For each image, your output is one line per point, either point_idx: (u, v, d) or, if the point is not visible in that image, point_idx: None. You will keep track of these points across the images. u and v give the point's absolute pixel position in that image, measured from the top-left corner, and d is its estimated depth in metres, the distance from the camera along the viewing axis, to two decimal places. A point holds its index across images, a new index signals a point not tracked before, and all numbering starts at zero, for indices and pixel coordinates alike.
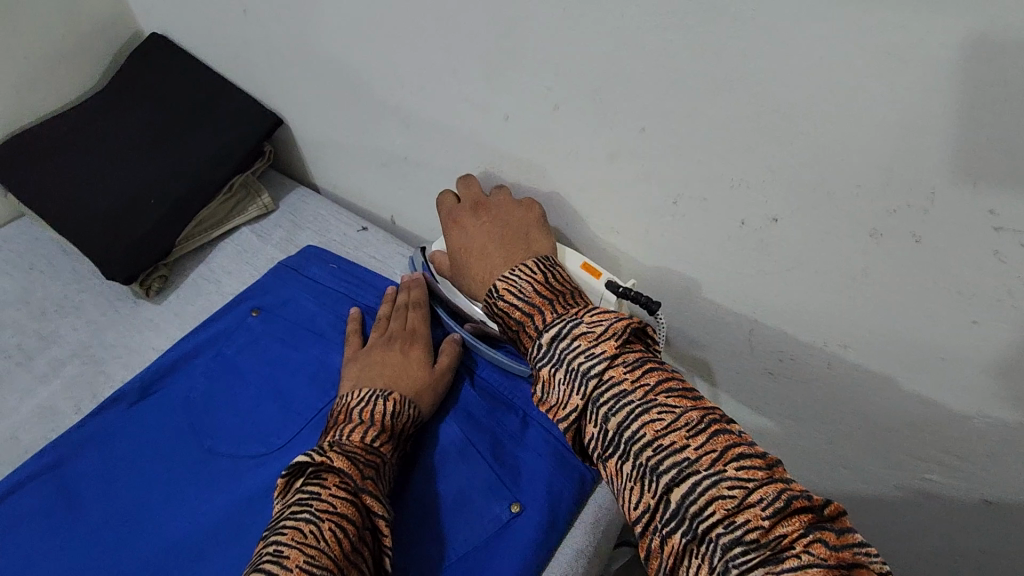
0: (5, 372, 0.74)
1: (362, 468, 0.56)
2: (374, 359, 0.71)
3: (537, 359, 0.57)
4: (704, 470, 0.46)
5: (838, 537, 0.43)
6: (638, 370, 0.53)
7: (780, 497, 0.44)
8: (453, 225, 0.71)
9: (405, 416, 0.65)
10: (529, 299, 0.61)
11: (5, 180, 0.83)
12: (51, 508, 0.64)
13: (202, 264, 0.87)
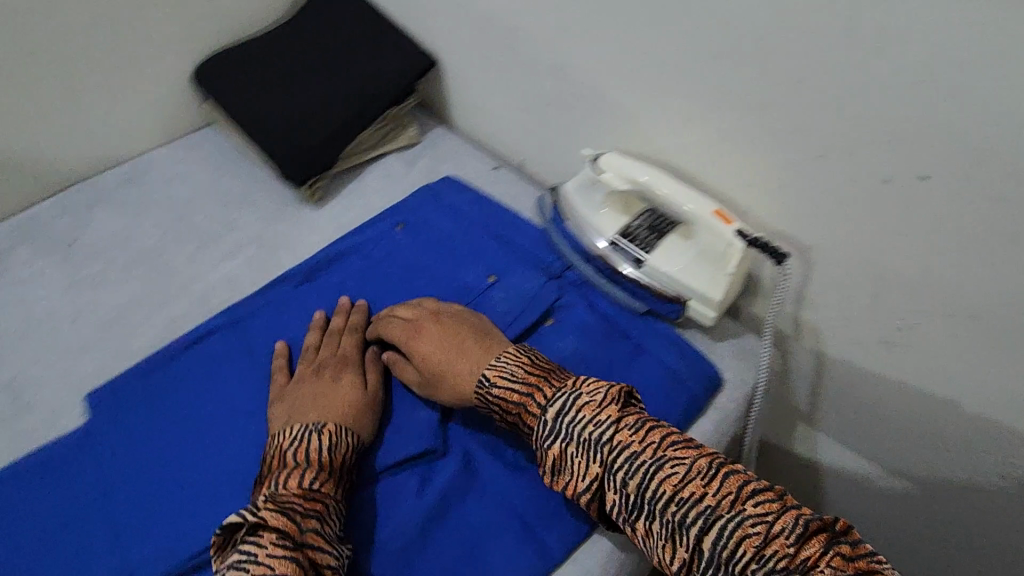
0: (199, 247, 0.87)
1: (300, 521, 0.56)
2: (302, 398, 0.68)
3: (545, 439, 0.60)
4: (726, 513, 0.51)
5: (852, 549, 0.49)
6: (641, 432, 0.57)
7: (798, 523, 0.50)
8: (415, 335, 0.72)
9: (343, 446, 0.64)
10: (524, 380, 0.64)
11: (211, 88, 0.97)
12: (229, 356, 0.75)
13: (354, 181, 0.97)
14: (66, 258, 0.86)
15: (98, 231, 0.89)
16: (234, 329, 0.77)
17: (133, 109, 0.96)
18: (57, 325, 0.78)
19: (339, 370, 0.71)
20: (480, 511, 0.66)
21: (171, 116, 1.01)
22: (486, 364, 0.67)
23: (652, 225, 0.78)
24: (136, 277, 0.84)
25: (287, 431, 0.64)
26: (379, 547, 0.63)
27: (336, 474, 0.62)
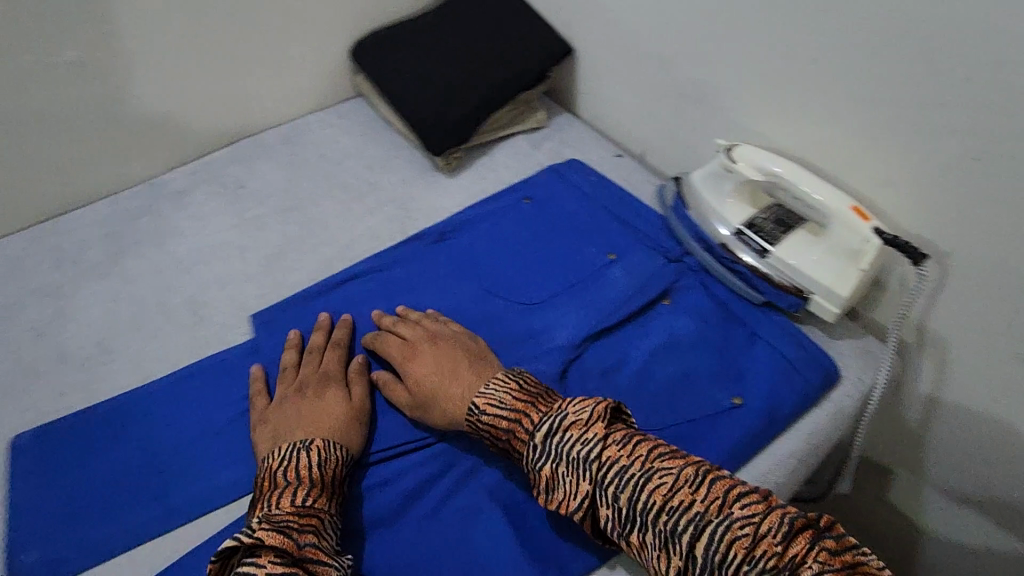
0: (347, 201, 0.97)
1: (297, 537, 0.57)
2: (289, 417, 0.70)
3: (536, 460, 0.61)
4: (715, 518, 0.52)
5: (837, 542, 0.50)
6: (628, 446, 0.59)
7: (784, 522, 0.51)
8: (409, 361, 0.73)
9: (332, 460, 0.65)
10: (512, 406, 0.65)
11: (365, 60, 1.07)
12: (371, 301, 0.84)
13: (485, 156, 1.04)
14: (235, 200, 0.98)
15: (262, 180, 1.01)
16: (377, 277, 0.86)
17: (300, 76, 1.08)
18: (228, 256, 0.90)
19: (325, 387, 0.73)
20: None
21: (328, 84, 1.12)
22: (477, 391, 0.68)
23: (780, 220, 0.80)
24: (293, 222, 0.94)
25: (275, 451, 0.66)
26: (501, 483, 0.70)
27: (328, 486, 0.63)
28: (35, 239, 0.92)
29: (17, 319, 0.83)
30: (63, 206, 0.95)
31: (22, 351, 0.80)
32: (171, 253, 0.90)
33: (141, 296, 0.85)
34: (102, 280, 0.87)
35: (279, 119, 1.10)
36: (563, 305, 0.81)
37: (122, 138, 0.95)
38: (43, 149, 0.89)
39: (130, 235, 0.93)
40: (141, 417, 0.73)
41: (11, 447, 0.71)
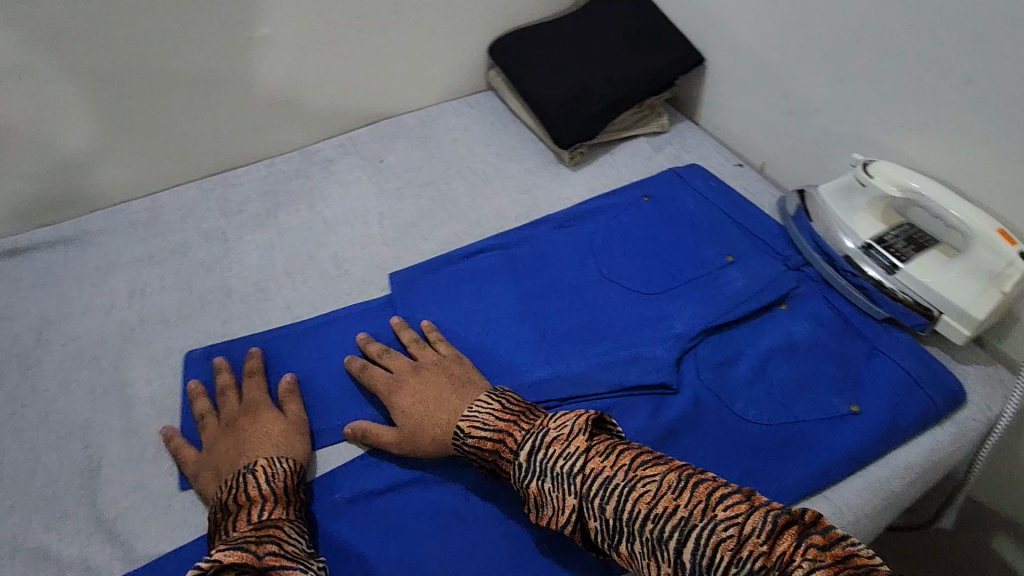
0: (477, 183, 1.05)
1: (256, 547, 0.54)
2: (243, 441, 0.70)
3: (522, 478, 0.60)
4: (699, 521, 0.50)
5: (824, 537, 0.48)
6: (611, 456, 0.57)
7: (767, 520, 0.49)
8: (395, 393, 0.74)
9: (281, 471, 0.66)
10: (495, 427, 0.65)
11: (500, 53, 1.13)
12: (494, 274, 0.89)
13: (607, 154, 1.09)
14: (377, 173, 1.07)
15: (400, 157, 1.10)
16: (504, 253, 0.91)
17: (442, 67, 1.16)
18: (369, 221, 0.99)
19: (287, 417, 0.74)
20: (702, 451, 0.70)
21: (465, 75, 1.20)
22: (461, 414, 0.68)
23: (911, 238, 0.80)
24: (427, 197, 1.03)
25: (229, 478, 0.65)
26: None
27: (283, 499, 0.64)
28: (205, 189, 1.04)
29: (190, 256, 0.94)
30: (228, 164, 1.07)
31: (193, 283, 0.91)
32: (320, 214, 1.00)
33: (294, 247, 0.95)
34: (261, 231, 0.98)
35: (417, 103, 1.19)
36: (680, 299, 0.84)
37: (285, 107, 1.06)
38: (221, 111, 1.01)
39: (284, 194, 1.04)
40: (293, 351, 0.83)
41: (185, 362, 0.82)
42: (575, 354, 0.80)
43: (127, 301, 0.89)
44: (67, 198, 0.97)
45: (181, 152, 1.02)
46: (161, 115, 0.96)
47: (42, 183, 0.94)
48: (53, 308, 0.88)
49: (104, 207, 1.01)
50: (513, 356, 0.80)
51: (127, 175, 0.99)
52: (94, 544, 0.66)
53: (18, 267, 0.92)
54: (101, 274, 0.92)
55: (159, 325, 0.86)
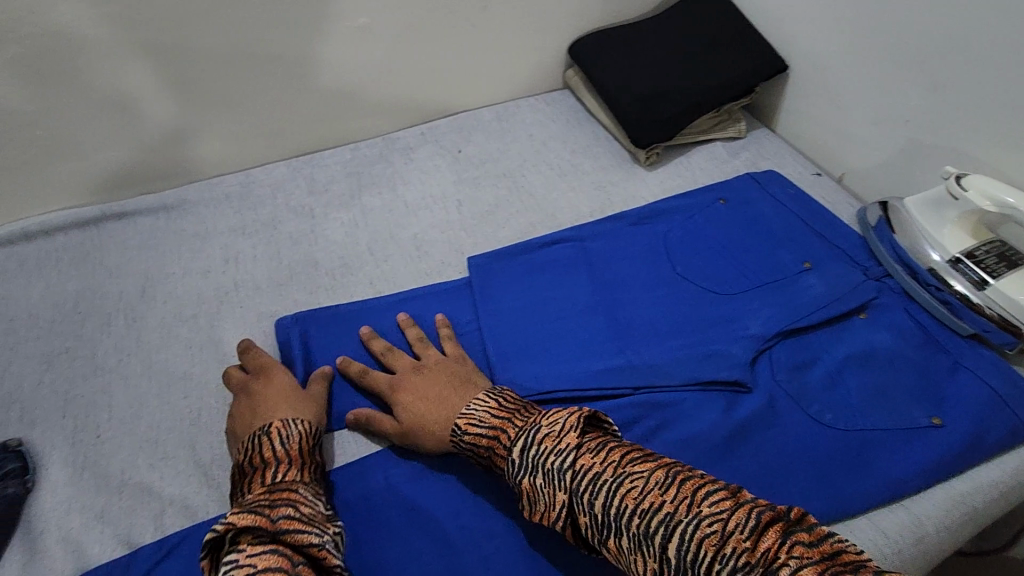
0: (553, 177, 1.07)
1: (269, 513, 0.55)
2: (257, 404, 0.72)
3: (515, 473, 0.60)
4: (684, 517, 0.49)
5: (809, 535, 0.46)
6: (602, 452, 0.57)
7: (752, 517, 0.48)
8: (397, 390, 0.75)
9: (298, 431, 0.68)
10: (491, 423, 0.66)
11: (582, 52, 1.15)
12: (569, 265, 0.90)
13: (682, 157, 1.10)
14: (455, 162, 1.11)
15: (478, 148, 1.14)
16: (579, 245, 0.93)
17: (523, 64, 1.19)
18: (448, 207, 1.03)
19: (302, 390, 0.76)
20: (776, 449, 0.70)
21: (544, 73, 1.23)
22: (460, 412, 0.69)
23: (1003, 255, 0.78)
24: (504, 188, 1.06)
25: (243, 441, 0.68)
26: (692, 442, 0.71)
27: (298, 461, 0.66)
28: (293, 168, 1.10)
29: (280, 229, 1.00)
30: (316, 145, 1.12)
31: (283, 254, 0.96)
32: (401, 197, 1.05)
33: (377, 227, 1.00)
34: (345, 210, 1.03)
35: (496, 97, 1.22)
36: (757, 301, 0.84)
37: (373, 94, 1.10)
38: (315, 94, 1.05)
39: (368, 177, 1.08)
40: (375, 323, 0.86)
41: (276, 326, 0.86)
42: (650, 346, 0.80)
43: (222, 266, 0.94)
44: (169, 168, 1.04)
45: (275, 131, 1.07)
46: (258, 95, 1.01)
47: (149, 152, 1.00)
48: (155, 268, 0.94)
49: (202, 178, 1.07)
50: (586, 343, 0.81)
51: (225, 149, 1.05)
52: (192, 485, 0.71)
53: (124, 229, 0.99)
54: (198, 240, 0.98)
55: (252, 291, 0.91)
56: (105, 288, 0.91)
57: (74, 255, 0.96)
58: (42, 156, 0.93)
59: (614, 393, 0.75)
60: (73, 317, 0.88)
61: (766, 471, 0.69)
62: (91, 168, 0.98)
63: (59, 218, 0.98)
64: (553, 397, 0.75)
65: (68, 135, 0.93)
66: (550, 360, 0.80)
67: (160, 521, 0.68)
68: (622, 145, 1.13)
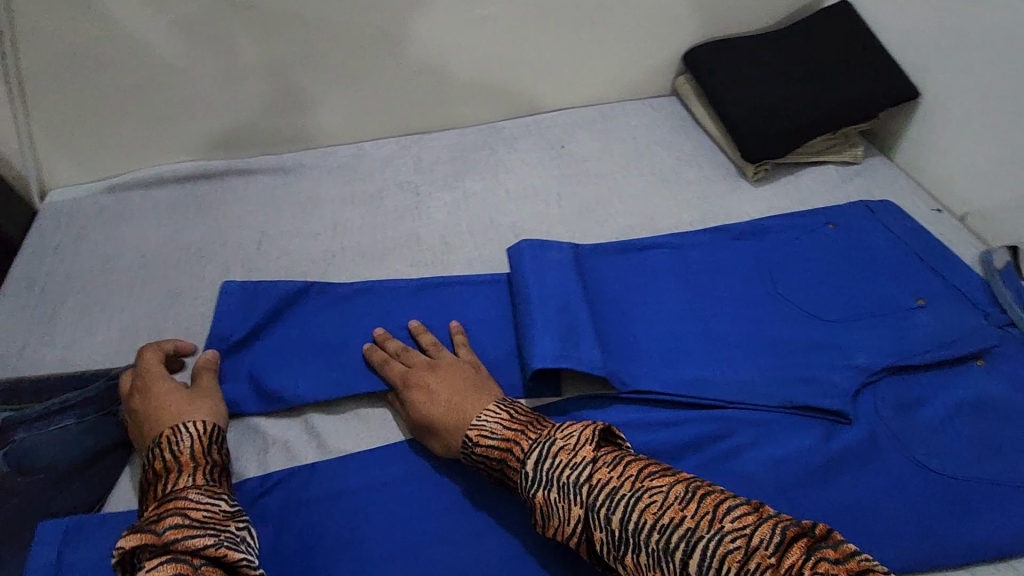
0: (655, 183, 1.07)
1: (158, 528, 0.56)
2: (147, 414, 0.69)
3: (528, 487, 0.60)
4: (706, 533, 0.51)
5: (837, 551, 0.47)
6: (619, 467, 0.58)
7: (776, 533, 0.49)
8: (411, 387, 0.74)
9: (186, 436, 0.66)
10: (503, 436, 0.66)
11: (698, 59, 1.13)
12: (667, 270, 0.89)
13: (791, 176, 1.07)
14: (558, 156, 1.12)
15: (582, 145, 1.14)
16: (679, 252, 0.91)
17: (637, 66, 1.18)
18: (548, 200, 1.05)
19: (198, 388, 0.74)
20: (873, 485, 0.69)
21: (655, 77, 1.22)
22: (470, 421, 0.68)
23: None
24: (605, 187, 1.06)
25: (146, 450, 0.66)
26: (786, 464, 0.70)
27: (191, 464, 0.65)
28: (402, 145, 1.13)
29: (386, 202, 1.04)
30: (425, 126, 1.15)
31: (388, 227, 1.00)
32: (503, 185, 1.07)
33: (478, 211, 1.02)
34: (449, 191, 1.06)
35: (605, 97, 1.22)
36: (866, 331, 0.81)
37: (488, 82, 1.13)
38: (434, 77, 1.09)
39: (473, 162, 1.11)
40: (471, 302, 0.88)
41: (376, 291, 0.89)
42: (749, 362, 0.79)
43: (331, 231, 0.99)
44: (290, 134, 1.09)
45: (391, 109, 1.11)
46: (381, 71, 1.05)
47: (276, 117, 1.06)
48: (270, 224, 1.00)
49: (318, 147, 1.12)
50: (683, 351, 0.80)
51: (342, 121, 1.10)
52: (294, 430, 0.77)
53: (245, 185, 1.06)
54: (311, 203, 1.04)
55: (358, 258, 0.96)
56: (226, 238, 0.98)
57: (200, 204, 1.03)
58: (186, 110, 1.01)
59: (707, 404, 0.75)
60: (196, 260, 0.95)
61: (860, 504, 0.68)
62: (222, 126, 1.05)
63: (191, 167, 1.06)
64: (649, 398, 0.75)
65: (210, 92, 1.00)
66: (647, 360, 0.79)
67: (264, 460, 0.74)
68: (729, 157, 1.11)
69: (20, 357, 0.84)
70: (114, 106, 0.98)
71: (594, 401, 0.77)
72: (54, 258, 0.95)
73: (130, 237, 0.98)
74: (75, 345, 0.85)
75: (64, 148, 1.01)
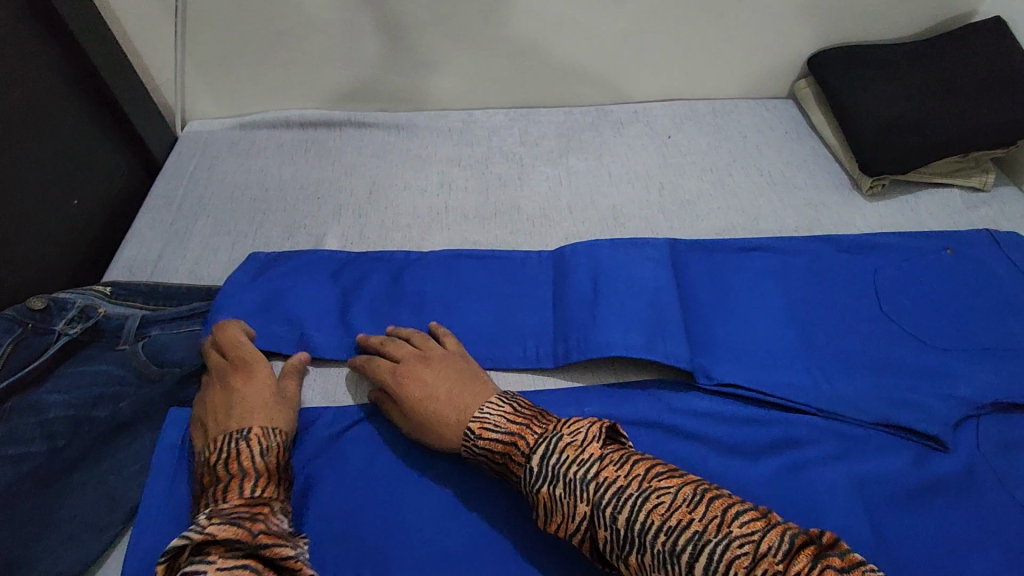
0: (761, 184, 1.05)
1: (249, 528, 0.56)
2: (231, 399, 0.70)
3: (533, 482, 0.60)
4: (713, 536, 0.52)
5: (841, 560, 0.50)
6: (625, 465, 0.59)
7: (783, 540, 0.51)
8: (403, 384, 0.72)
9: (274, 446, 0.66)
10: (507, 430, 0.65)
11: (826, 63, 1.09)
12: (766, 272, 0.88)
13: (910, 195, 1.03)
14: (663, 145, 1.12)
15: (689, 138, 1.13)
16: (780, 258, 0.89)
17: (759, 65, 1.15)
18: (650, 187, 1.05)
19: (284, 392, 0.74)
20: (963, 519, 0.68)
21: (776, 78, 1.18)
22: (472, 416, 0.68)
23: None
24: (708, 182, 1.06)
25: (219, 435, 0.66)
26: (872, 481, 0.70)
27: (275, 476, 0.65)
28: (510, 118, 1.16)
29: (491, 168, 1.07)
30: (534, 101, 1.17)
31: (490, 193, 1.03)
32: (606, 167, 1.08)
33: (579, 189, 1.04)
34: (552, 166, 1.08)
35: (719, 92, 1.19)
36: (974, 362, 0.78)
37: (602, 66, 1.13)
38: (553, 54, 1.09)
39: (578, 141, 1.12)
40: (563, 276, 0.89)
41: (474, 251, 0.92)
42: (842, 375, 0.77)
43: (437, 189, 1.04)
44: (407, 94, 1.13)
45: (506, 82, 1.13)
46: (501, 43, 1.07)
47: (396, 77, 1.10)
48: (381, 176, 1.06)
49: (430, 109, 1.16)
50: (775, 354, 0.79)
51: (456, 88, 1.13)
52: None
53: (360, 137, 1.12)
54: (419, 161, 1.08)
55: (460, 218, 1.00)
56: (340, 183, 1.05)
57: (319, 149, 1.10)
58: (318, 61, 1.07)
59: (795, 408, 0.75)
60: (312, 201, 1.02)
61: (944, 533, 0.67)
62: (346, 79, 1.10)
63: (314, 115, 1.13)
64: (736, 392, 0.76)
65: (340, 48, 1.06)
66: (737, 357, 0.78)
67: (358, 390, 0.79)
68: (845, 168, 1.07)
69: (156, 266, 0.93)
70: (256, 50, 1.05)
71: (679, 388, 0.77)
72: (188, 182, 1.04)
73: (255, 172, 1.06)
74: (202, 262, 0.94)
75: (205, 86, 1.10)
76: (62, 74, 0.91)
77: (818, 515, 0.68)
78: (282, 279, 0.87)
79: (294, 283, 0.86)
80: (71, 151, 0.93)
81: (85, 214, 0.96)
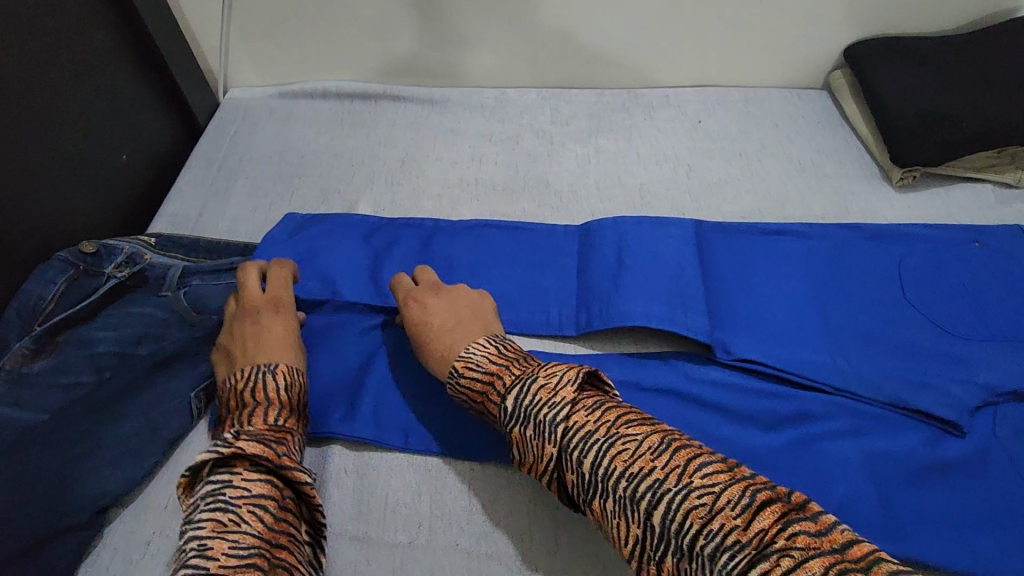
0: (790, 171, 1.05)
1: (274, 449, 0.60)
2: (262, 335, 0.72)
3: (507, 422, 0.62)
4: (675, 486, 0.51)
5: (815, 523, 0.45)
6: (596, 411, 0.58)
7: (746, 496, 0.48)
8: (409, 301, 0.77)
9: (297, 383, 0.70)
10: (487, 369, 0.66)
11: (863, 53, 1.08)
12: (790, 255, 0.88)
13: (941, 188, 1.02)
14: (693, 129, 1.12)
15: (719, 123, 1.13)
16: (805, 241, 0.90)
17: (794, 56, 1.15)
18: (678, 169, 1.06)
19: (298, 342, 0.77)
20: (976, 500, 0.68)
21: (811, 69, 1.17)
22: (460, 351, 0.69)
23: None
24: (737, 167, 1.06)
25: (248, 366, 0.69)
26: (886, 457, 0.71)
27: (295, 409, 0.68)
28: (543, 97, 1.17)
29: (521, 144, 1.09)
30: (568, 82, 1.18)
31: (521, 168, 1.06)
32: (634, 147, 1.09)
33: (608, 168, 1.06)
34: (582, 144, 1.10)
35: (752, 80, 1.19)
36: (997, 351, 0.78)
37: (636, 51, 1.13)
38: (587, 36, 1.10)
39: (609, 122, 1.13)
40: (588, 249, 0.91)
41: (502, 221, 0.94)
42: (862, 357, 0.78)
43: (467, 162, 1.06)
44: (443, 69, 1.15)
45: (540, 61, 1.14)
46: (537, 24, 1.08)
47: (433, 52, 1.13)
48: (414, 148, 1.08)
49: (464, 86, 1.18)
50: (796, 333, 0.80)
51: (491, 65, 1.15)
52: None
53: (395, 110, 1.14)
54: (452, 134, 1.10)
55: (489, 190, 1.02)
56: (374, 152, 1.08)
57: (355, 119, 1.13)
58: (357, 34, 1.10)
59: (811, 385, 0.76)
60: (347, 168, 1.05)
61: (953, 512, 0.68)
62: (384, 54, 1.13)
63: (351, 86, 1.15)
64: (753, 367, 0.77)
65: (379, 22, 1.08)
66: (757, 334, 0.79)
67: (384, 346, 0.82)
68: (875, 159, 1.07)
69: (197, 222, 0.97)
70: (298, 20, 1.08)
71: (697, 359, 0.79)
72: (230, 145, 1.08)
73: (293, 138, 1.10)
74: (241, 220, 0.98)
75: (248, 55, 1.13)
76: (117, 37, 0.96)
77: (828, 486, 0.69)
78: (315, 237, 0.90)
79: (327, 242, 0.89)
80: (125, 113, 0.98)
81: (129, 169, 1.00)
